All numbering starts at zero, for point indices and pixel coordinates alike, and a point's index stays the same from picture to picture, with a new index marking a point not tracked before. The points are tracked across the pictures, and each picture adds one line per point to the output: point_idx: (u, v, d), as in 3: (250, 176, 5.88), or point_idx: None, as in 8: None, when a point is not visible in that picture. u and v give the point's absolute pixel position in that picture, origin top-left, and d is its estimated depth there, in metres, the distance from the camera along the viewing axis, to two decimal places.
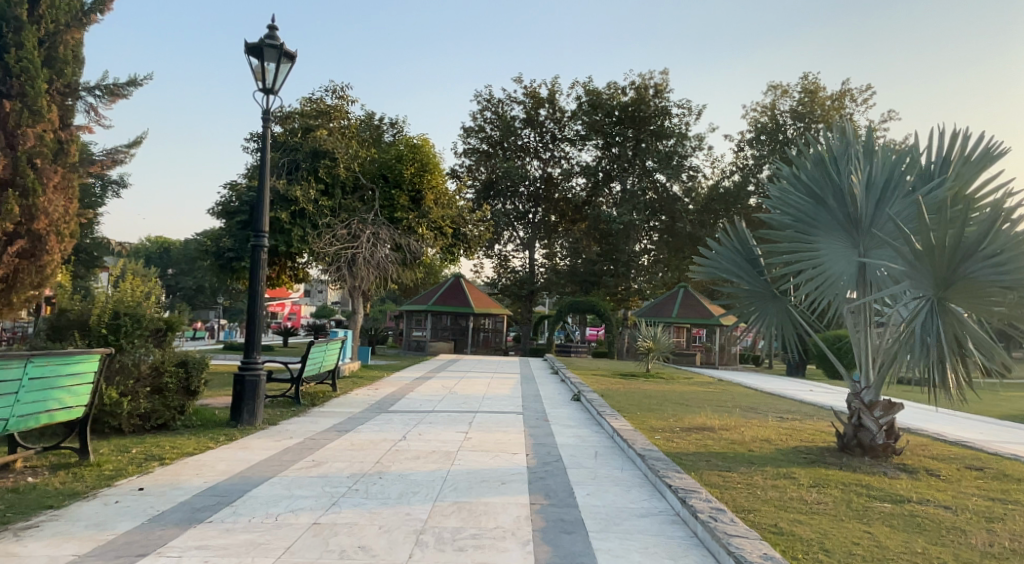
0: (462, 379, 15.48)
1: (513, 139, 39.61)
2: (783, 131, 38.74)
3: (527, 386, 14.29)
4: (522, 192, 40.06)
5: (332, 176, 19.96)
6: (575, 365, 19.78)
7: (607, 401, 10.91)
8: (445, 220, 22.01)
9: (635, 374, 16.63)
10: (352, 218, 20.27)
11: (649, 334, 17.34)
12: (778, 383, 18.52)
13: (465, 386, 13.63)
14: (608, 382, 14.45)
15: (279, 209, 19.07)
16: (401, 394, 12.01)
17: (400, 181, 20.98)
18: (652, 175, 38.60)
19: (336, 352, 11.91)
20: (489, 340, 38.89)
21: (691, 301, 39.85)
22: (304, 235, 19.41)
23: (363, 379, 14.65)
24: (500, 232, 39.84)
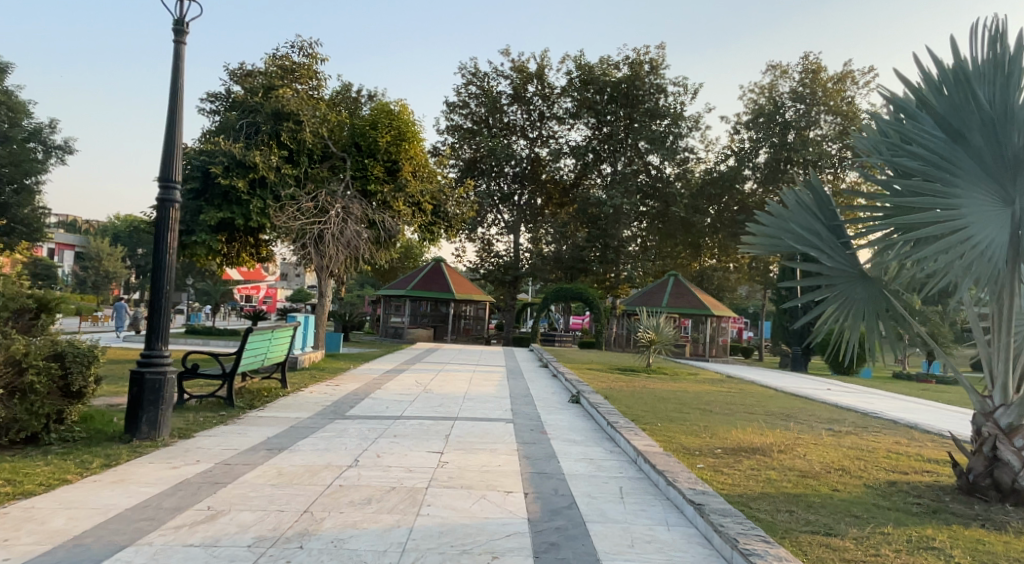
0: (440, 373, 13.49)
1: (499, 117, 37.49)
2: (783, 113, 36.79)
3: (516, 382, 12.31)
4: (508, 172, 37.89)
5: (298, 142, 17.81)
6: (565, 357, 17.86)
7: (615, 405, 9.03)
8: (424, 195, 19.95)
9: (636, 369, 14.73)
10: (320, 190, 18.14)
11: (651, 323, 15.44)
12: (791, 380, 16.71)
13: (443, 382, 11.63)
14: (609, 380, 12.51)
15: (235, 176, 16.84)
16: (366, 392, 9.99)
17: (375, 149, 18.95)
18: (645, 157, 36.59)
19: (287, 341, 9.83)
20: (471, 328, 36.93)
21: (682, 290, 38.23)
22: (265, 208, 17.33)
23: (323, 373, 12.60)
24: (484, 214, 37.75)
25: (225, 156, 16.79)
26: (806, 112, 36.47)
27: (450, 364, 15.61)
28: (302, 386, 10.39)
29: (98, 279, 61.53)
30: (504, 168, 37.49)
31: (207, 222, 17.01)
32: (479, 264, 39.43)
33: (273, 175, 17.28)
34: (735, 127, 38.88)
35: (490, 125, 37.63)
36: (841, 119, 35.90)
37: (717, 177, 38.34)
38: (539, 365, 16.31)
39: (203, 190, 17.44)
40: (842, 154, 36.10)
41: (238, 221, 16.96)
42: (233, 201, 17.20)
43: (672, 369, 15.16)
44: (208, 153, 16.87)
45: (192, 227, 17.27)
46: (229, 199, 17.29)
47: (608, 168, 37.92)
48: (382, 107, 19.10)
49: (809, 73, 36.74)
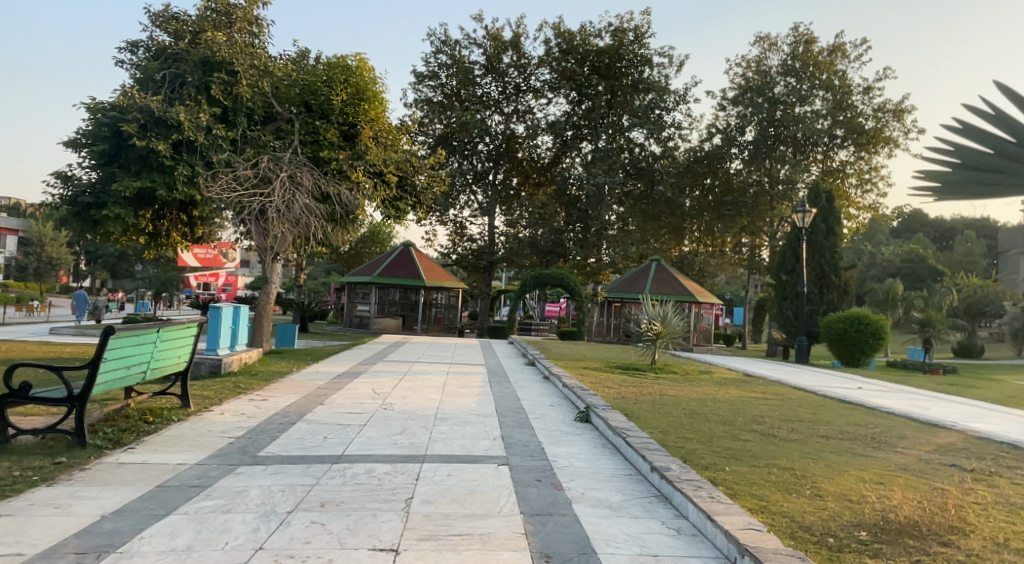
0: (405, 377, 10.92)
1: (470, 90, 34.76)
2: (772, 87, 33.74)
3: (501, 389, 9.75)
4: (480, 149, 35.13)
5: (233, 98, 15.14)
6: (553, 353, 15.31)
7: (643, 427, 6.55)
8: (388, 165, 17.16)
9: (641, 368, 12.29)
10: (262, 155, 15.47)
11: (654, 312, 12.94)
12: (815, 377, 14.27)
13: (407, 391, 9.04)
14: (615, 384, 10.06)
15: (155, 137, 14.12)
16: (303, 410, 7.37)
17: (328, 110, 16.20)
18: (627, 133, 33.97)
19: (189, 345, 7.17)
20: (442, 316, 34.35)
21: (664, 277, 36.31)
22: (193, 176, 14.67)
23: (255, 379, 9.95)
24: (455, 195, 35.00)
25: (141, 112, 14.05)
26: (796, 86, 33.25)
27: (418, 362, 13.02)
28: (216, 402, 7.74)
29: (43, 267, 59.02)
30: (476, 145, 34.76)
31: (121, 192, 14.22)
32: (449, 249, 36.58)
33: (203, 137, 14.58)
34: (722, 103, 36.18)
35: (462, 98, 34.91)
36: (833, 94, 32.95)
37: (704, 153, 35.80)
38: (525, 364, 13.82)
39: (116, 155, 14.61)
40: (831, 133, 33.14)
41: (160, 191, 14.24)
42: (155, 167, 14.49)
43: (684, 370, 12.69)
44: (122, 107, 14.10)
45: (103, 199, 14.44)
46: (149, 163, 14.55)
47: (587, 146, 35.40)
48: (335, 62, 16.35)
49: (798, 45, 33.39)
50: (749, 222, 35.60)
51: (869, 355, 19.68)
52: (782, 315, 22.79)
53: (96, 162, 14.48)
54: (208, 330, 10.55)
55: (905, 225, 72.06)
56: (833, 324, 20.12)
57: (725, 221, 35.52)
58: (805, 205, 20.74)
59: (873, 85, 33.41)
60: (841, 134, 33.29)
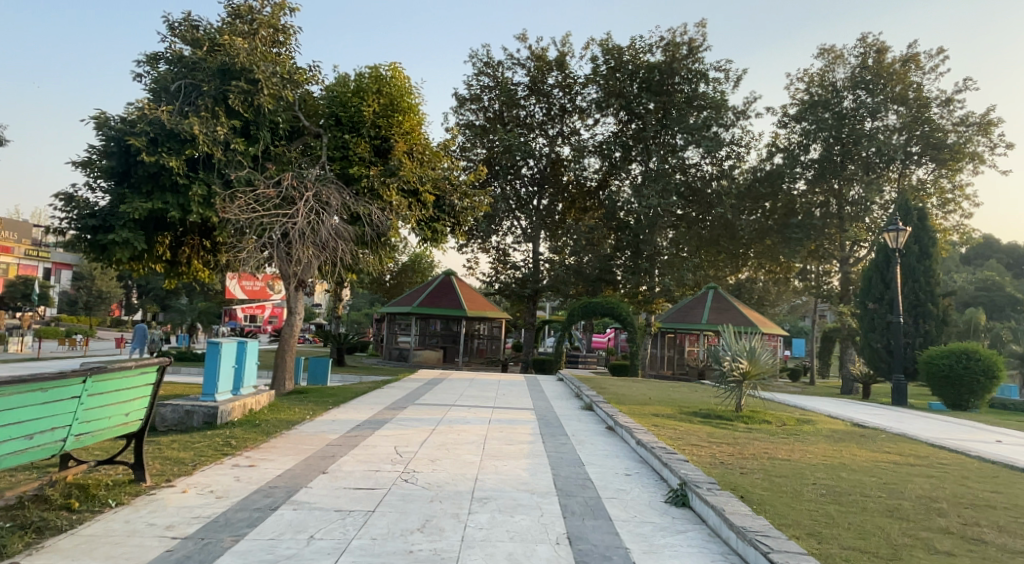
0: (439, 426, 8.99)
1: (514, 112, 33.24)
2: (839, 102, 31.30)
3: (557, 446, 7.73)
4: (524, 173, 33.41)
5: (255, 111, 13.62)
6: (613, 393, 13.22)
7: (779, 522, 4.55)
8: (425, 183, 15.52)
9: (725, 417, 10.16)
10: (285, 173, 13.90)
11: (738, 346, 10.69)
12: (931, 425, 11.81)
13: (438, 450, 7.11)
14: (701, 440, 7.93)
15: (167, 152, 12.63)
16: (295, 485, 5.50)
17: (359, 123, 14.72)
18: (681, 153, 31.82)
19: (140, 404, 5.34)
20: (484, 349, 32.42)
21: (723, 306, 34.31)
22: (209, 196, 13.15)
23: (253, 430, 8.16)
24: (499, 221, 33.15)
25: (153, 125, 12.61)
26: (867, 101, 30.77)
27: (455, 405, 11.10)
28: (188, 470, 5.94)
29: (90, 298, 59.74)
30: (520, 168, 33.09)
31: (130, 214, 12.74)
32: (492, 277, 34.66)
33: (220, 153, 13.09)
34: (783, 120, 33.78)
35: (505, 121, 33.34)
36: (909, 108, 30.33)
37: (765, 173, 33.37)
38: (580, 408, 11.79)
39: (127, 174, 13.17)
40: (906, 150, 30.33)
41: (173, 214, 12.73)
42: (169, 187, 13.03)
43: (775, 418, 10.48)
44: (131, 121, 12.69)
45: (110, 222, 12.97)
46: (161, 182, 13.09)
47: (637, 168, 33.42)
48: (368, 72, 14.93)
49: (868, 56, 30.94)
50: (815, 246, 32.83)
51: (978, 396, 17.07)
52: (866, 347, 20.21)
53: (101, 182, 13.02)
54: (204, 371, 8.81)
55: (975, 252, 67.65)
56: (935, 359, 17.50)
57: (790, 245, 32.88)
58: (895, 223, 18.34)
59: (953, 96, 30.66)
60: (916, 151, 30.48)
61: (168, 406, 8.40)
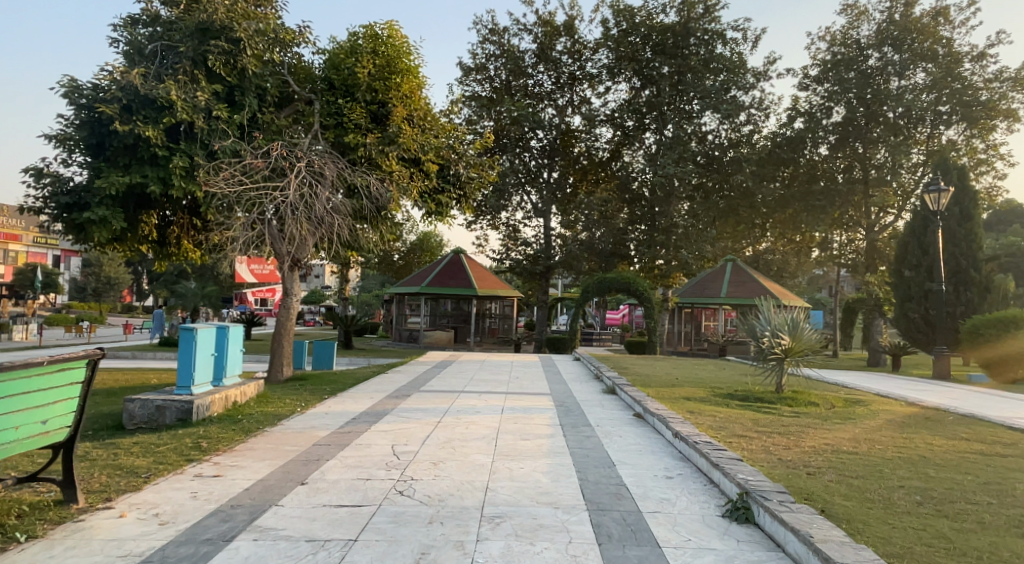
0: (446, 418, 7.93)
1: (522, 81, 31.87)
2: (864, 60, 29.70)
3: (580, 441, 6.63)
4: (533, 145, 32.06)
5: (239, 74, 12.59)
6: (637, 375, 12.11)
7: (886, 553, 3.43)
8: (428, 151, 14.37)
9: (767, 401, 9.05)
10: (274, 142, 12.81)
11: (779, 320, 9.60)
12: (994, 402, 10.67)
13: (442, 450, 6.06)
14: (749, 430, 6.81)
15: (143, 120, 11.59)
16: (260, 503, 4.47)
17: (354, 87, 13.58)
18: (697, 119, 30.40)
19: (67, 411, 4.32)
20: (496, 328, 31.42)
21: (742, 278, 33.05)
22: (191, 169, 12.09)
23: (232, 426, 7.15)
24: (508, 195, 31.85)
25: (125, 91, 11.56)
26: (894, 58, 29.21)
27: (464, 392, 10.03)
28: (138, 484, 4.92)
29: (100, 285, 59.06)
30: (529, 140, 31.78)
31: (106, 190, 11.71)
32: (502, 255, 33.46)
33: (201, 121, 12.03)
34: (804, 82, 32.22)
35: (513, 90, 31.99)
36: (939, 65, 28.77)
37: (787, 138, 31.87)
38: (602, 391, 10.69)
39: (102, 147, 12.13)
40: (935, 109, 28.85)
41: (152, 188, 11.68)
42: (147, 159, 11.98)
43: (821, 401, 9.37)
44: (103, 87, 11.64)
45: (85, 199, 11.94)
46: (139, 155, 12.05)
47: (651, 137, 32.05)
48: (363, 32, 13.76)
49: (895, 10, 29.27)
50: (839, 214, 31.43)
51: None
52: (903, 318, 19.07)
53: (74, 156, 11.98)
54: (178, 361, 7.78)
55: (999, 218, 65.83)
56: (980, 325, 16.32)
57: (813, 212, 31.47)
58: (937, 183, 17.04)
59: (985, 51, 29.05)
60: (946, 110, 29.00)
61: (136, 401, 7.39)
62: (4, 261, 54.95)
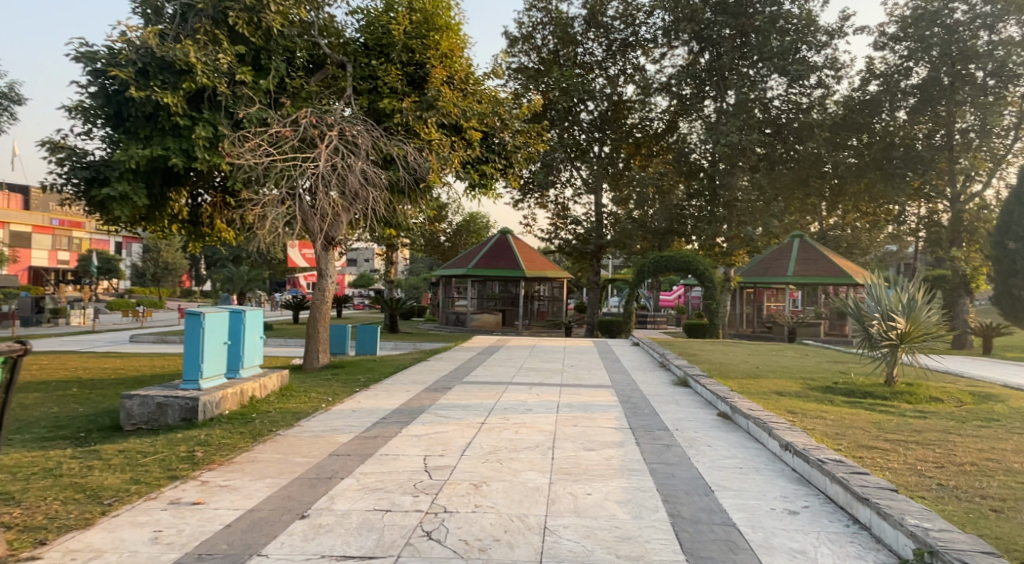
0: (492, 417, 6.69)
1: (571, 50, 30.20)
2: (948, 14, 27.15)
3: (660, 453, 5.31)
4: (584, 117, 30.41)
5: (264, 34, 11.52)
6: (709, 363, 10.68)
7: None
8: (473, 118, 13.08)
9: (879, 400, 7.57)
10: (304, 109, 11.70)
11: (891, 299, 8.34)
12: None
13: (487, 467, 4.80)
14: (876, 442, 5.42)
15: (162, 86, 10.62)
16: (237, 554, 3.31)
17: (389, 48, 12.39)
18: (761, 84, 28.32)
19: None
20: (545, 310, 29.91)
21: (810, 255, 30.95)
22: (215, 139, 11.07)
23: (239, 428, 6.03)
24: (558, 171, 30.33)
25: (142, 54, 10.61)
26: (982, 10, 26.68)
27: (514, 384, 8.77)
28: (92, 518, 3.80)
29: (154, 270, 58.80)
30: (580, 112, 30.09)
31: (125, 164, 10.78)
32: (553, 234, 31.99)
33: (224, 87, 10.99)
34: (878, 42, 29.73)
35: (563, 61, 30.38)
36: None
37: (861, 102, 29.45)
38: (671, 382, 9.30)
39: (120, 117, 11.18)
40: None
41: (173, 160, 10.70)
42: (168, 130, 10.99)
43: (940, 398, 7.84)
44: (119, 50, 10.68)
45: (103, 174, 11.03)
46: (160, 125, 11.07)
47: (710, 105, 30.08)
48: None
49: None
50: (920, 184, 29.03)
51: None
52: (1007, 296, 17.69)
53: (90, 128, 11.05)
54: (183, 350, 6.68)
55: None
56: None
57: (890, 183, 29.07)
58: None
59: None
60: None
61: (136, 398, 6.30)
62: (69, 247, 54.59)
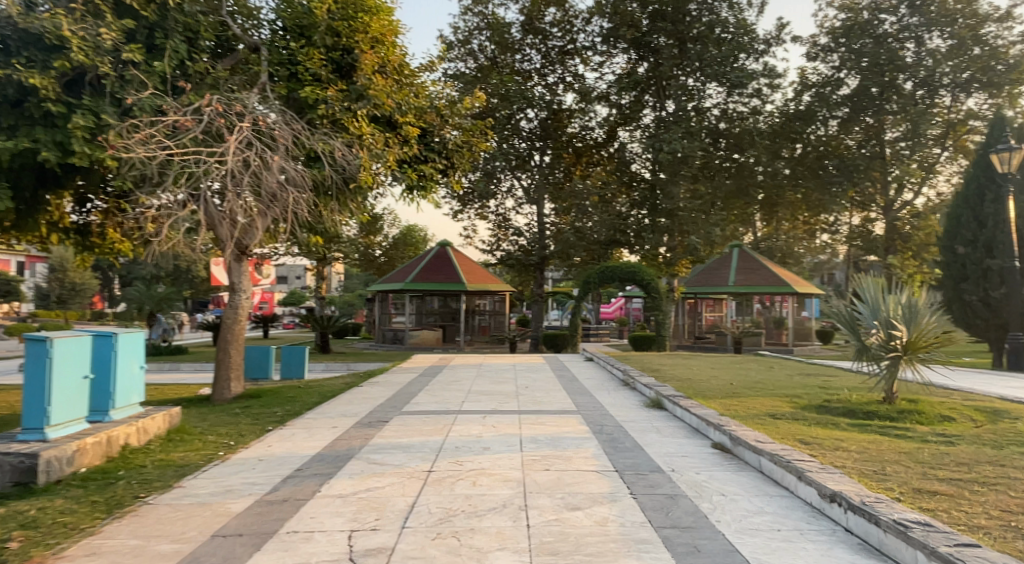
0: (440, 463, 5.26)
1: (509, 56, 29.13)
2: (878, 26, 27.40)
3: (671, 511, 3.99)
4: (523, 126, 29.33)
5: (159, 10, 9.85)
6: (681, 381, 9.51)
7: None
8: (408, 112, 11.65)
9: (893, 423, 6.49)
10: (208, 96, 10.02)
11: (889, 304, 7.54)
12: None
13: (437, 553, 3.41)
14: (938, 485, 4.26)
15: (29, 66, 8.81)
16: None
17: (311, 30, 10.86)
18: (701, 92, 27.81)
19: None
20: (488, 326, 28.63)
21: (751, 265, 30.59)
22: (99, 131, 9.28)
23: (93, 496, 4.45)
24: (497, 182, 29.09)
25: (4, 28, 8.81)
26: (910, 22, 27.00)
27: (462, 414, 7.35)
28: None
29: (64, 292, 54.69)
30: (519, 121, 28.98)
31: None
32: (492, 246, 30.75)
33: (109, 68, 9.26)
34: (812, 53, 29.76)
35: (499, 67, 29.27)
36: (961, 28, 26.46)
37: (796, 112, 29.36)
38: (644, 405, 8.05)
39: None
40: (957, 76, 26.62)
41: (45, 155, 8.88)
42: (38, 118, 9.16)
43: (951, 417, 6.82)
44: None
45: None
46: (27, 114, 9.21)
47: (649, 114, 29.42)
48: None
49: None
50: (856, 192, 29.07)
51: None
52: (957, 300, 17.36)
53: None
54: (24, 389, 5.08)
55: None
56: None
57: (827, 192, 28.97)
58: (1003, 144, 14.64)
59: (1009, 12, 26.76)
60: (966, 77, 26.79)
61: None
62: None
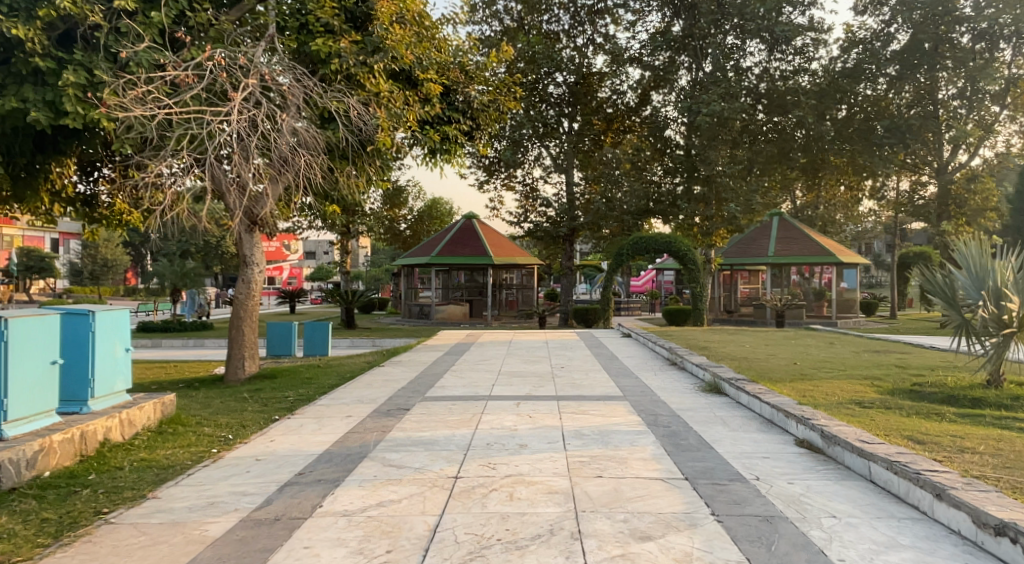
0: (468, 465, 4.36)
1: (536, 18, 27.81)
2: None
3: (779, 544, 3.05)
4: (552, 91, 28.05)
5: None
6: (736, 361, 8.51)
7: None
8: (428, 67, 10.63)
9: (1006, 413, 5.44)
10: (212, 51, 9.10)
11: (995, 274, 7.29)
12: None
13: None
14: None
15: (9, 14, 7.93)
16: None
17: None
18: (741, 50, 26.24)
19: None
20: (515, 300, 27.73)
21: (792, 234, 29.18)
22: (90, 89, 8.40)
23: (47, 512, 3.64)
24: (524, 150, 27.91)
25: None
26: None
27: (494, 401, 6.44)
28: None
29: (96, 268, 54.98)
30: (547, 86, 27.72)
31: None
32: (520, 217, 29.71)
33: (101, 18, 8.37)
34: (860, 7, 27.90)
35: (526, 29, 27.96)
36: None
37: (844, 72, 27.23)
38: (698, 389, 7.07)
39: None
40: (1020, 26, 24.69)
41: (34, 114, 8.03)
42: (26, 76, 8.31)
43: None
44: None
45: None
46: (13, 70, 8.35)
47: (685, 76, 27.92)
48: None
49: None
50: (905, 155, 27.40)
51: None
52: None
53: None
54: None
55: None
56: None
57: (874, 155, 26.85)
58: None
59: None
60: None
61: None
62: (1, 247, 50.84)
